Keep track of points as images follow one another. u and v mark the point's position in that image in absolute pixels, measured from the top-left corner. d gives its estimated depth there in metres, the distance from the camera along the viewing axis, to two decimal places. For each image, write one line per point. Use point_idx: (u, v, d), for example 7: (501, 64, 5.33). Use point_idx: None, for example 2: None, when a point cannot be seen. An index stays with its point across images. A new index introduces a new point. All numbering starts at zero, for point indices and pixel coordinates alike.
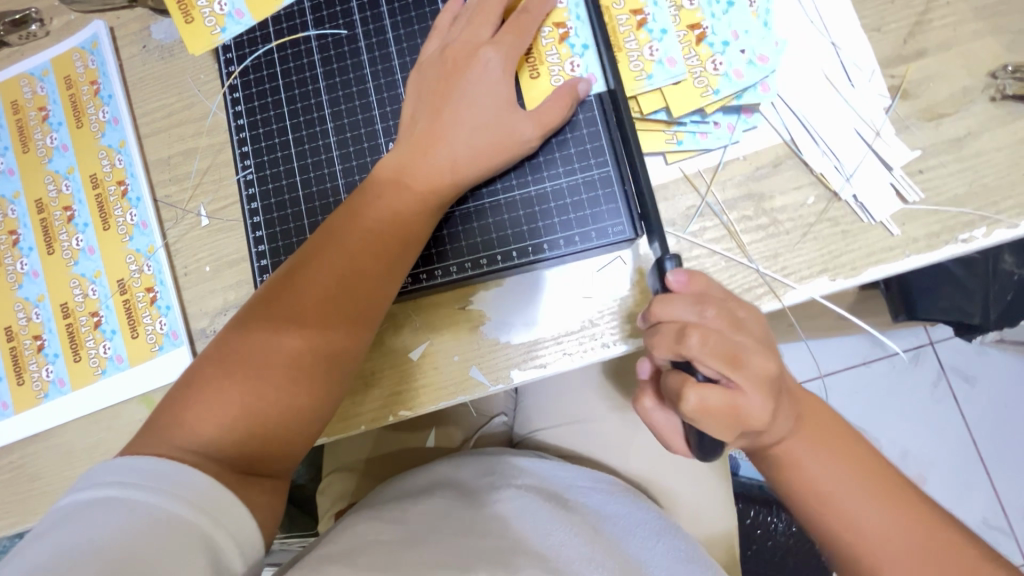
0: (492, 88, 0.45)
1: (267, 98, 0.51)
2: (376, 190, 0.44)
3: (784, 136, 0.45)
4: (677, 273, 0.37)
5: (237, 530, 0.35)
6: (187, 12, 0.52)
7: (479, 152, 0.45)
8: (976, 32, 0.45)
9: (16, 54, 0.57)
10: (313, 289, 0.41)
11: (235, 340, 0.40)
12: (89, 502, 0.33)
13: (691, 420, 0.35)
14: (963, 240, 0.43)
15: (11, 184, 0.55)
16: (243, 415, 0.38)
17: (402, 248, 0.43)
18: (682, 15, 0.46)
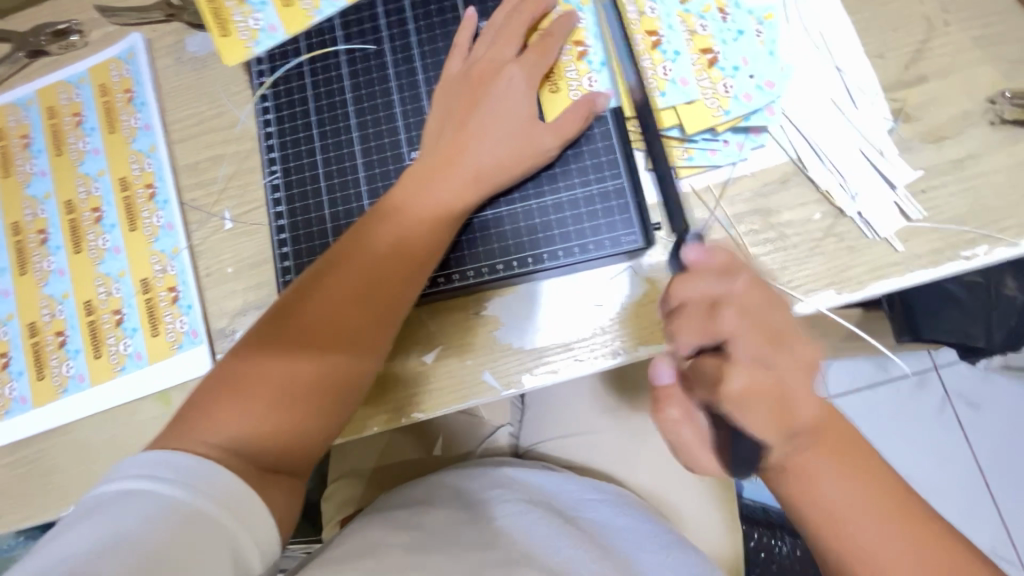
0: (512, 103, 0.48)
1: (296, 107, 0.54)
2: (399, 200, 0.46)
3: (790, 156, 0.47)
4: (698, 251, 0.39)
5: (255, 531, 0.36)
6: (223, 26, 0.54)
7: (499, 162, 0.47)
8: (976, 60, 0.47)
9: (55, 63, 0.60)
10: (336, 295, 0.43)
11: (261, 341, 0.42)
12: (115, 495, 0.34)
13: (739, 400, 0.34)
14: (966, 256, 0.44)
15: (43, 185, 0.57)
16: (265, 415, 0.39)
17: (423, 257, 0.45)
18: (694, 40, 0.48)
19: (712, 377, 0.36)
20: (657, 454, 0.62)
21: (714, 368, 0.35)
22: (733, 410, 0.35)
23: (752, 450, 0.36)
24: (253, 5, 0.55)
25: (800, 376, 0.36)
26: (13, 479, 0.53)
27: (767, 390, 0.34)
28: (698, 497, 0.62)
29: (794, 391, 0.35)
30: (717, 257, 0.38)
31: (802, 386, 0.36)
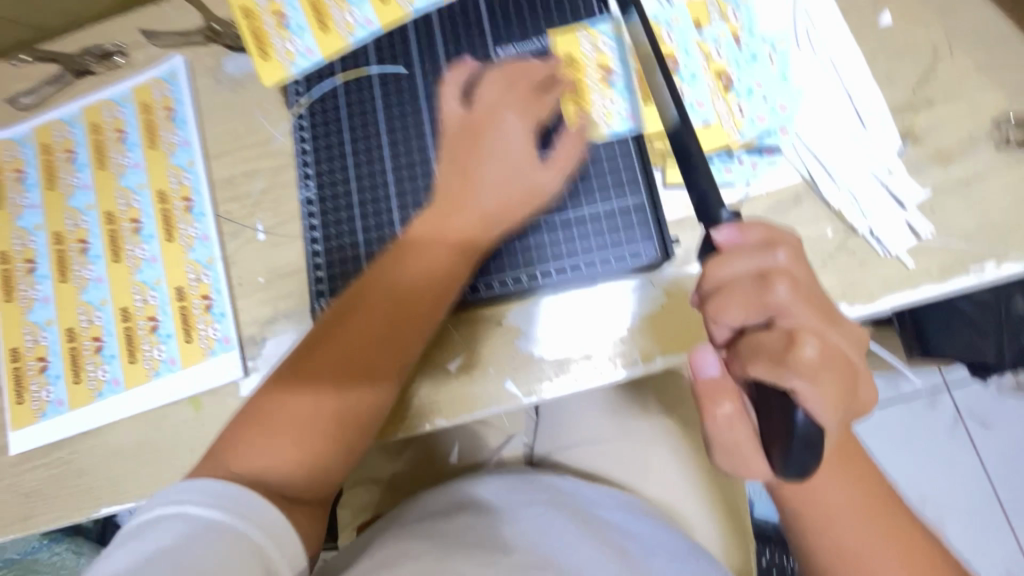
0: (508, 150, 0.48)
1: (330, 125, 0.57)
2: (413, 242, 0.48)
3: (803, 175, 0.49)
4: (731, 228, 0.32)
5: (282, 542, 0.37)
6: (264, 50, 0.58)
7: (508, 202, 0.48)
8: (980, 85, 0.49)
9: (99, 82, 0.63)
10: (354, 336, 0.45)
11: (286, 375, 0.44)
12: (150, 522, 0.36)
13: (810, 378, 0.28)
14: (974, 272, 0.46)
15: (85, 197, 0.60)
16: (290, 449, 0.42)
17: (443, 288, 0.47)
18: (709, 66, 0.51)
19: (776, 356, 0.29)
20: (671, 466, 0.63)
21: (782, 340, 0.29)
22: (802, 391, 0.28)
23: (816, 445, 0.28)
24: (292, 30, 0.58)
25: (859, 359, 0.31)
26: (46, 480, 0.54)
27: (838, 364, 0.29)
28: (714, 510, 0.62)
29: (859, 376, 0.31)
30: (756, 230, 0.32)
31: (860, 367, 0.31)
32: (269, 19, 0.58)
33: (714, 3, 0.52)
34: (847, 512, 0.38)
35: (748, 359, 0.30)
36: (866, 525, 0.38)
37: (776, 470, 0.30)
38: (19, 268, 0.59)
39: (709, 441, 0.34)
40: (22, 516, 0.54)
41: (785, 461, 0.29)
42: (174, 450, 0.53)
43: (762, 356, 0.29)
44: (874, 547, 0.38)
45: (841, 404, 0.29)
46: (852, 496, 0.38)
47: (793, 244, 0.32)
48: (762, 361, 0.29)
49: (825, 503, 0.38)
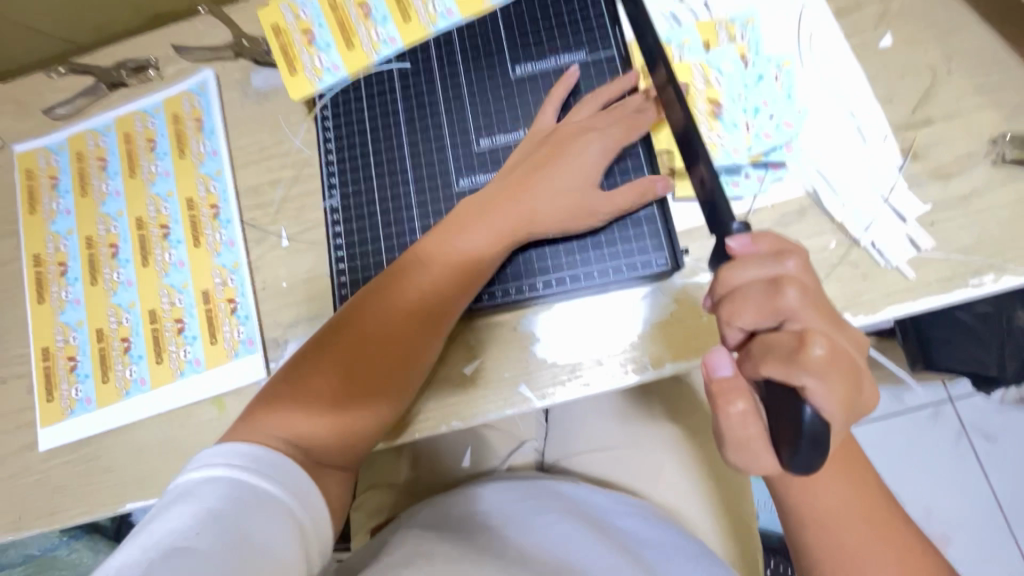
0: (586, 167, 0.51)
1: (354, 138, 0.59)
2: (454, 225, 0.51)
3: (808, 189, 0.51)
4: (742, 236, 0.34)
5: (314, 512, 0.40)
6: (292, 66, 0.60)
7: (561, 216, 0.50)
8: (977, 105, 0.51)
9: (132, 94, 0.66)
10: (395, 312, 0.47)
11: (303, 369, 0.45)
12: (196, 480, 0.37)
13: (820, 376, 0.29)
14: (973, 284, 0.48)
15: (116, 204, 0.62)
16: (328, 415, 0.44)
17: (454, 297, 0.49)
18: (711, 91, 0.53)
19: (788, 355, 0.30)
20: (679, 471, 0.65)
21: (792, 340, 0.31)
22: (812, 387, 0.29)
23: (824, 439, 0.29)
24: (319, 46, 0.61)
25: (863, 364, 0.33)
26: (73, 476, 0.56)
27: (844, 365, 0.31)
28: (720, 514, 0.63)
29: (864, 378, 0.32)
30: (766, 241, 0.34)
31: (865, 372, 0.33)
32: (296, 34, 0.61)
33: (723, 26, 0.55)
34: (851, 513, 0.40)
35: (761, 359, 0.32)
36: (863, 530, 0.40)
37: (784, 464, 0.30)
38: (52, 270, 0.62)
39: (720, 441, 0.34)
40: (48, 511, 0.55)
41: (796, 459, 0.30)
42: (197, 448, 0.55)
43: (774, 356, 0.31)
44: (879, 548, 0.39)
45: (848, 402, 0.30)
46: (851, 501, 0.40)
47: (803, 256, 0.34)
48: (774, 361, 0.31)
49: (824, 507, 0.40)
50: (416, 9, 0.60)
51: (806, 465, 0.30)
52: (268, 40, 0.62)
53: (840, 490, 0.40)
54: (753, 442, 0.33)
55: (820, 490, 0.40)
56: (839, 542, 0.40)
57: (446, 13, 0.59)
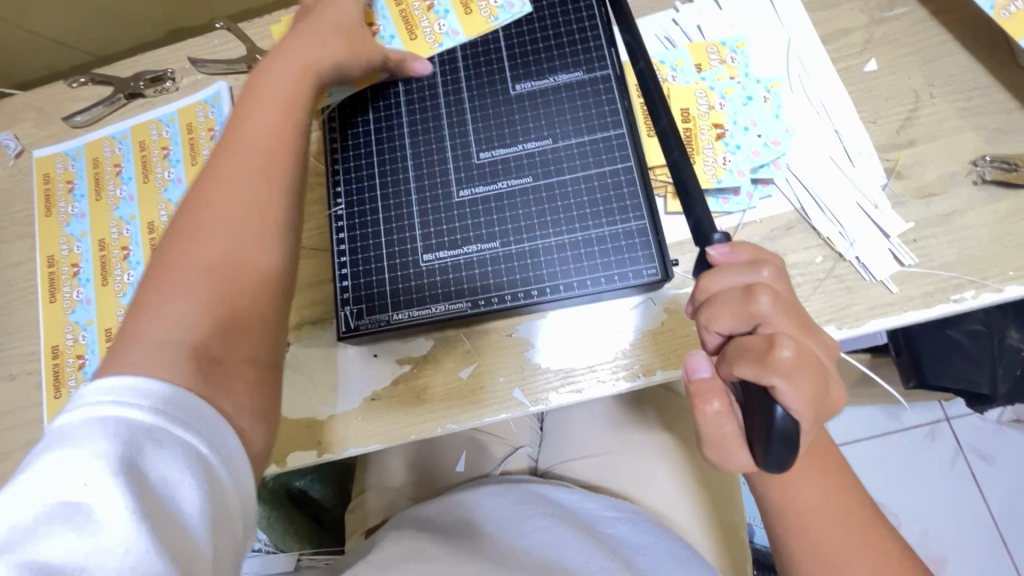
0: (335, 12, 0.55)
1: (359, 147, 0.59)
2: (260, 82, 0.49)
3: (795, 206, 0.53)
4: (721, 245, 0.36)
5: (231, 457, 0.35)
6: None
7: (354, 45, 0.54)
8: (959, 128, 0.53)
9: (148, 104, 0.69)
10: (235, 165, 0.44)
11: (150, 274, 0.40)
12: (79, 422, 0.32)
13: (788, 376, 0.31)
14: (954, 300, 0.49)
15: (129, 208, 0.65)
16: (200, 299, 0.39)
17: (285, 125, 0.47)
18: (711, 114, 0.55)
19: (758, 356, 0.32)
20: (670, 478, 0.66)
21: (762, 342, 0.32)
22: (781, 388, 0.31)
23: (793, 438, 0.31)
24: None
25: (832, 368, 0.35)
26: None
27: (813, 368, 0.32)
28: (711, 523, 0.64)
29: (831, 382, 0.34)
30: (744, 250, 0.36)
31: (832, 374, 0.35)
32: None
33: (714, 49, 0.57)
34: (832, 517, 0.41)
35: (734, 361, 0.34)
36: (846, 535, 0.41)
37: (759, 461, 0.33)
38: (65, 271, 0.64)
39: (700, 437, 0.36)
40: None
41: (767, 455, 0.32)
42: None
43: (746, 358, 0.33)
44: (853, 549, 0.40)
45: (814, 401, 0.32)
46: (831, 504, 0.41)
47: (778, 264, 0.36)
48: (746, 362, 0.33)
49: (807, 514, 0.41)
50: (422, 29, 0.60)
51: (776, 460, 0.32)
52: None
53: (820, 494, 0.42)
54: (727, 438, 0.35)
55: (800, 497, 0.41)
56: (818, 543, 0.41)
57: (451, 32, 0.60)
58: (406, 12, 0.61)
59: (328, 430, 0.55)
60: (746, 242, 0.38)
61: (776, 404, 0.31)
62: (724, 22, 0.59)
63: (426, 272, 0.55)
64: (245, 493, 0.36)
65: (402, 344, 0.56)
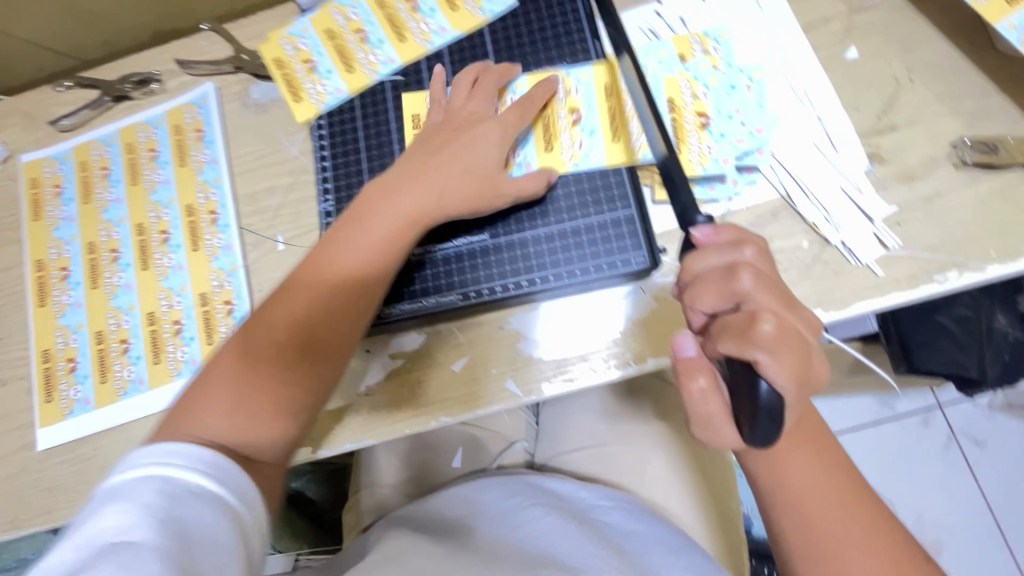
0: (477, 148, 0.53)
1: (349, 145, 0.61)
2: (363, 214, 0.52)
3: (780, 192, 0.54)
4: (705, 226, 0.37)
5: (251, 504, 0.43)
6: (296, 93, 0.64)
7: (457, 196, 0.52)
8: (939, 112, 0.54)
9: (135, 106, 0.69)
10: (301, 311, 0.49)
11: (222, 371, 0.48)
12: (125, 482, 0.39)
13: (770, 351, 0.32)
14: (939, 280, 0.50)
15: (118, 210, 0.64)
16: (242, 419, 0.46)
17: (374, 284, 0.51)
18: (694, 103, 0.55)
19: (741, 331, 0.33)
20: (666, 468, 0.66)
21: (745, 318, 0.33)
22: (763, 362, 0.32)
23: (778, 412, 0.32)
24: (320, 73, 0.64)
25: (814, 343, 0.35)
26: (72, 474, 0.57)
27: (794, 341, 0.33)
28: (707, 513, 0.64)
29: (814, 355, 0.35)
30: (727, 231, 0.37)
31: (814, 349, 0.35)
32: (298, 65, 0.64)
33: (696, 39, 0.57)
34: (825, 499, 0.41)
35: (718, 338, 0.34)
36: (839, 513, 0.41)
37: (745, 438, 0.33)
38: (54, 275, 0.64)
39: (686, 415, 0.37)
40: (46, 509, 0.56)
41: (753, 432, 0.32)
42: None
43: (730, 334, 0.33)
44: (842, 529, 0.41)
45: (796, 374, 0.32)
46: (824, 481, 0.42)
47: (759, 244, 0.37)
48: (729, 339, 0.33)
49: (796, 490, 0.42)
50: (561, 142, 0.57)
51: (764, 434, 0.32)
52: (268, 72, 0.65)
53: (811, 472, 0.42)
54: (713, 415, 0.35)
55: (791, 478, 0.42)
56: (809, 521, 0.41)
57: (439, 30, 0.62)
58: (548, 120, 0.57)
59: (318, 426, 0.55)
60: (729, 223, 0.39)
61: (761, 378, 0.32)
62: (706, 13, 0.59)
63: (416, 264, 0.56)
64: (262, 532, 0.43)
65: (395, 339, 0.56)
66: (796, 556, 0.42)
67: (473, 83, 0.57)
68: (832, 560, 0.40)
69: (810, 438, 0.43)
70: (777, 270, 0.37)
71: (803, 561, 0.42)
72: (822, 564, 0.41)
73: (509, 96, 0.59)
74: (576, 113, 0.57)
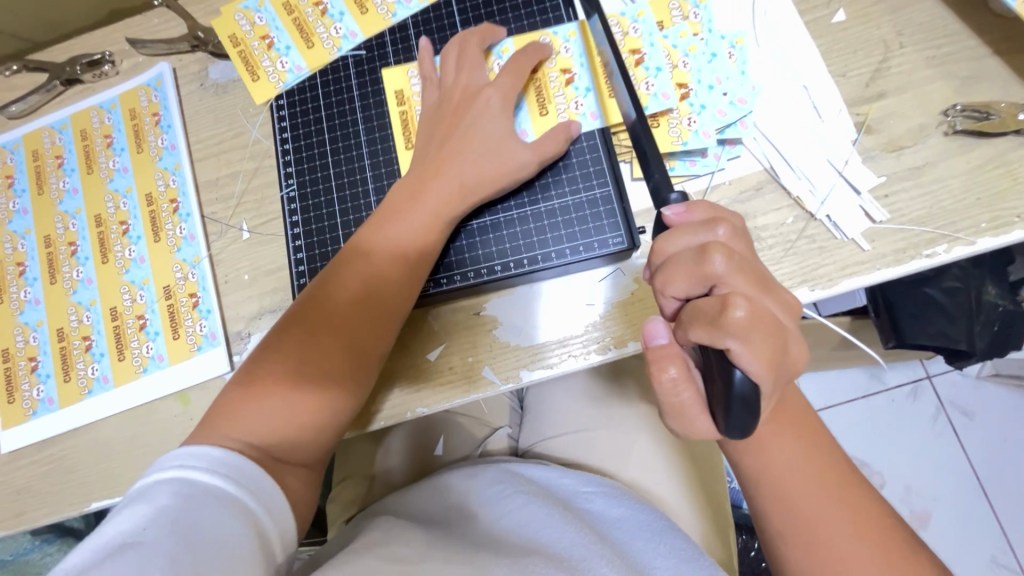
0: (490, 127, 0.51)
1: (311, 127, 0.58)
2: (392, 207, 0.50)
3: (764, 165, 0.52)
4: (676, 206, 0.36)
5: (270, 506, 0.42)
6: (254, 72, 0.60)
7: (483, 180, 0.50)
8: (929, 78, 0.51)
9: (88, 90, 0.65)
10: (341, 305, 0.48)
11: (257, 369, 0.47)
12: (152, 483, 0.40)
13: (743, 338, 0.30)
14: (927, 255, 0.48)
15: (74, 201, 0.61)
16: (281, 421, 0.45)
17: (405, 279, 0.49)
18: (674, 73, 0.52)
19: (712, 318, 0.31)
20: (653, 450, 0.65)
21: (715, 304, 0.31)
22: (736, 350, 0.30)
23: (753, 401, 0.31)
24: (279, 50, 0.60)
25: (793, 325, 0.34)
26: (38, 476, 0.56)
27: (768, 325, 0.31)
28: (693, 494, 0.64)
29: (791, 338, 0.33)
30: (700, 209, 0.36)
31: (792, 332, 0.34)
32: (255, 41, 0.61)
33: (676, 4, 0.55)
34: (809, 483, 0.40)
35: (689, 324, 0.33)
36: (823, 495, 0.40)
37: (721, 428, 0.32)
38: (10, 271, 0.61)
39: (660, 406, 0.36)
40: (14, 512, 0.55)
41: (727, 426, 0.31)
42: (163, 445, 0.55)
43: (701, 320, 0.32)
44: (827, 512, 0.39)
45: (772, 360, 0.31)
46: (808, 463, 0.41)
47: (735, 222, 0.36)
48: (700, 325, 0.32)
49: (779, 473, 0.41)
50: (556, 105, 0.54)
51: (738, 425, 0.31)
52: (225, 51, 0.61)
53: (793, 453, 0.41)
54: (686, 405, 0.35)
55: (774, 461, 0.41)
56: (793, 505, 0.40)
57: (404, 1, 0.60)
58: (540, 83, 0.55)
59: None
60: (704, 202, 0.37)
61: (734, 366, 0.30)
62: None
63: None
64: (284, 535, 0.42)
65: None
66: (781, 539, 0.41)
67: (461, 53, 0.54)
68: (815, 542, 0.39)
69: (797, 420, 0.42)
70: (754, 250, 0.35)
71: (789, 544, 0.40)
72: (807, 546, 0.39)
73: (496, 63, 0.56)
74: (570, 73, 0.54)
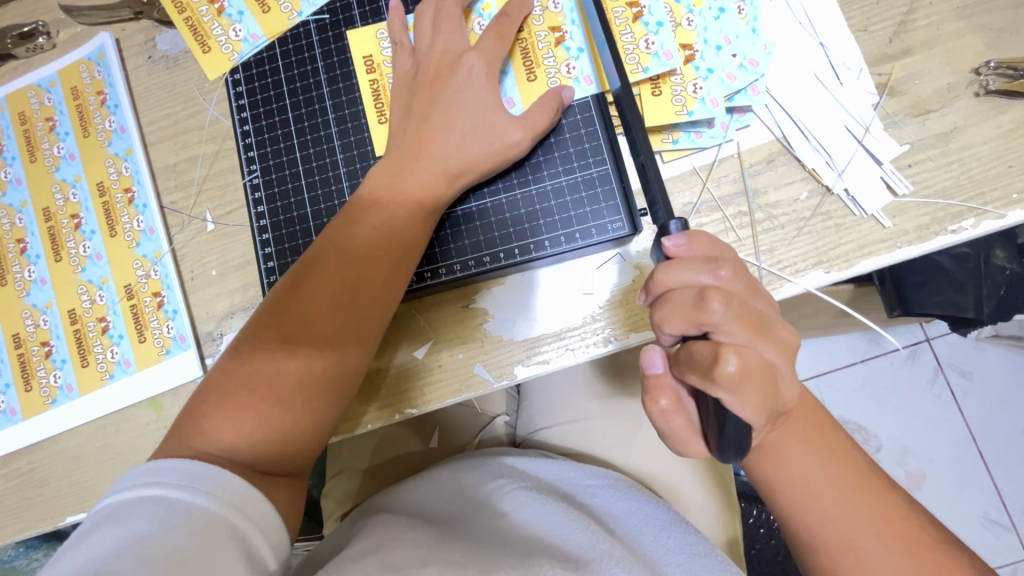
0: (475, 98, 0.46)
1: (272, 104, 0.53)
2: (373, 194, 0.45)
3: (776, 134, 0.47)
4: (678, 238, 0.34)
5: (259, 522, 0.38)
6: (204, 42, 0.54)
7: (471, 160, 0.45)
8: (959, 30, 0.46)
9: (23, 67, 0.58)
10: (321, 298, 0.43)
11: (229, 376, 0.42)
12: (126, 503, 0.36)
13: (734, 390, 0.29)
14: (952, 230, 0.44)
15: (18, 193, 0.56)
16: (261, 429, 0.41)
17: (392, 268, 0.44)
18: (678, 32, 0.47)
19: (705, 367, 0.30)
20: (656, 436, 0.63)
21: (710, 354, 0.30)
22: (726, 400, 0.30)
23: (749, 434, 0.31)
24: (231, 15, 0.53)
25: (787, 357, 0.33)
26: (8, 491, 0.52)
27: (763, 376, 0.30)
28: (698, 480, 0.62)
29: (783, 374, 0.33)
30: (700, 244, 0.34)
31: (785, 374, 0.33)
32: (203, 5, 0.54)
33: None
34: (822, 480, 0.38)
35: (686, 368, 0.32)
36: (839, 493, 0.38)
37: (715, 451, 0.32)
38: None
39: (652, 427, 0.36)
40: None
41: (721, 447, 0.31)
42: (136, 454, 0.51)
43: (695, 367, 0.31)
44: (842, 509, 0.37)
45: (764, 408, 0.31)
46: (824, 460, 0.38)
47: (735, 262, 0.34)
48: (694, 371, 0.31)
49: (792, 473, 0.38)
50: (545, 68, 0.48)
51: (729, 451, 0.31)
52: (171, 18, 0.54)
53: (809, 450, 0.38)
54: (677, 428, 0.35)
55: (789, 460, 0.38)
56: (808, 504, 0.38)
57: None
58: (527, 44, 0.49)
59: None
60: (705, 233, 0.35)
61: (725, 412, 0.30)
62: None
63: None
64: (278, 553, 0.39)
65: None
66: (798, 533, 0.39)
67: (437, 14, 0.48)
68: (828, 539, 0.37)
69: (813, 415, 0.39)
70: (757, 288, 0.34)
71: (808, 543, 0.38)
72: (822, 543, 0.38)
73: (477, 23, 0.50)
74: (559, 32, 0.48)
